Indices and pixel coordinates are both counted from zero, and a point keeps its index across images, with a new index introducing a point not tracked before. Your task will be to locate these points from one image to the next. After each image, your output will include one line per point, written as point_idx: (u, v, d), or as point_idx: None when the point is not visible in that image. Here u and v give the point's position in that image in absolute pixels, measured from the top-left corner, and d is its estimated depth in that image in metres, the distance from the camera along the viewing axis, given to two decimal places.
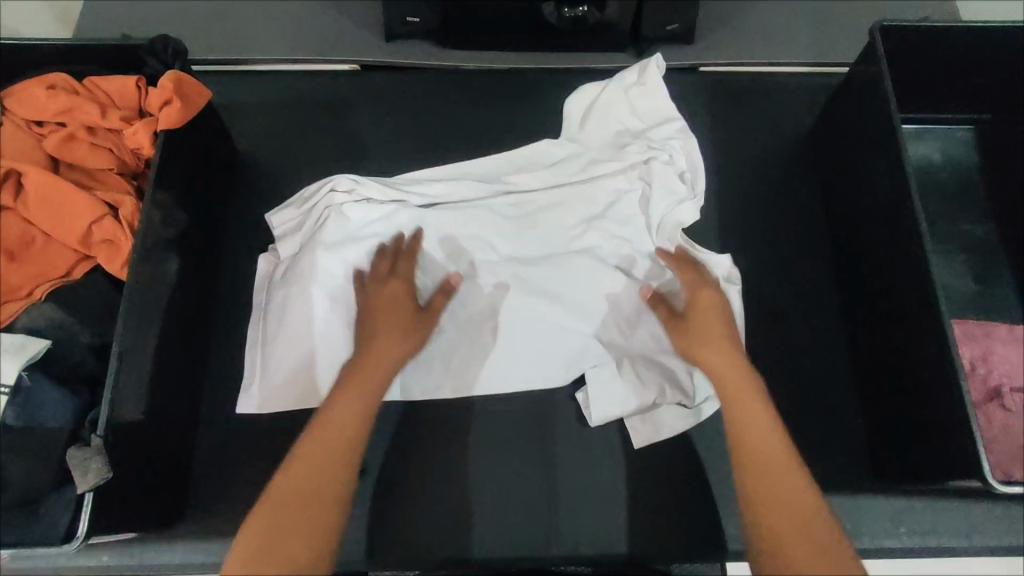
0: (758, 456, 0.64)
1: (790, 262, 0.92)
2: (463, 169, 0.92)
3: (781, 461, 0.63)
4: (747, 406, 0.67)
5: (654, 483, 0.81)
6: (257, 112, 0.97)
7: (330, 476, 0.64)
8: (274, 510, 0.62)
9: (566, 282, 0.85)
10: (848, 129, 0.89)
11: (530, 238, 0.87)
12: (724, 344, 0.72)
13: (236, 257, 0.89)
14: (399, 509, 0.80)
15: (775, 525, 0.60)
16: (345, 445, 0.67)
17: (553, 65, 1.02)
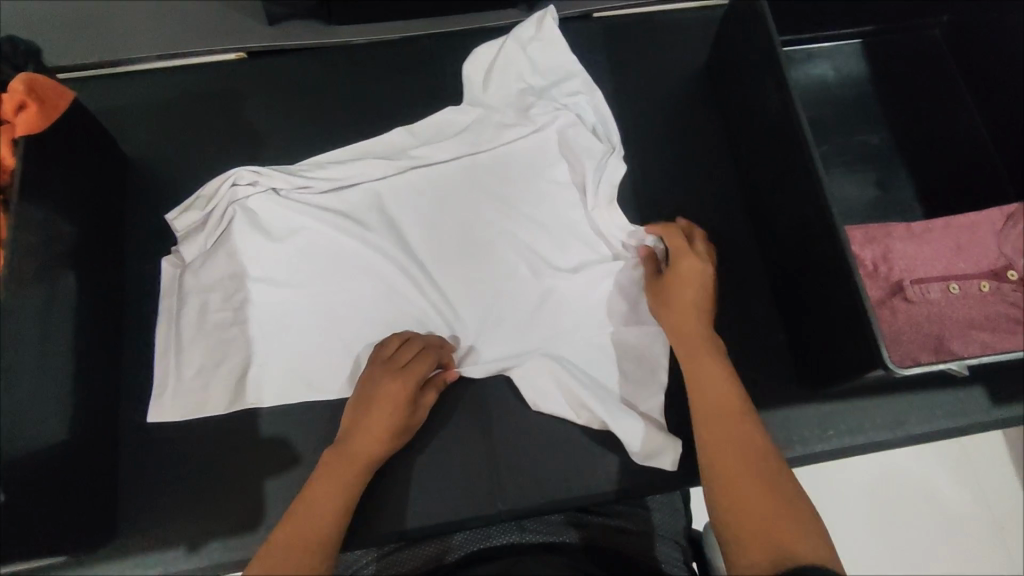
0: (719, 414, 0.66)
1: (702, 193, 0.94)
2: (365, 149, 0.87)
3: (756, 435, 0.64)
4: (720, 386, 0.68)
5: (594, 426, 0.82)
6: (143, 113, 0.93)
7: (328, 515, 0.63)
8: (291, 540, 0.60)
9: (477, 259, 0.85)
10: (737, 54, 0.90)
11: (442, 215, 0.86)
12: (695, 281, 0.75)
13: (137, 263, 0.85)
14: None
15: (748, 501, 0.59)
16: (344, 499, 0.66)
17: (446, 29, 1.00)
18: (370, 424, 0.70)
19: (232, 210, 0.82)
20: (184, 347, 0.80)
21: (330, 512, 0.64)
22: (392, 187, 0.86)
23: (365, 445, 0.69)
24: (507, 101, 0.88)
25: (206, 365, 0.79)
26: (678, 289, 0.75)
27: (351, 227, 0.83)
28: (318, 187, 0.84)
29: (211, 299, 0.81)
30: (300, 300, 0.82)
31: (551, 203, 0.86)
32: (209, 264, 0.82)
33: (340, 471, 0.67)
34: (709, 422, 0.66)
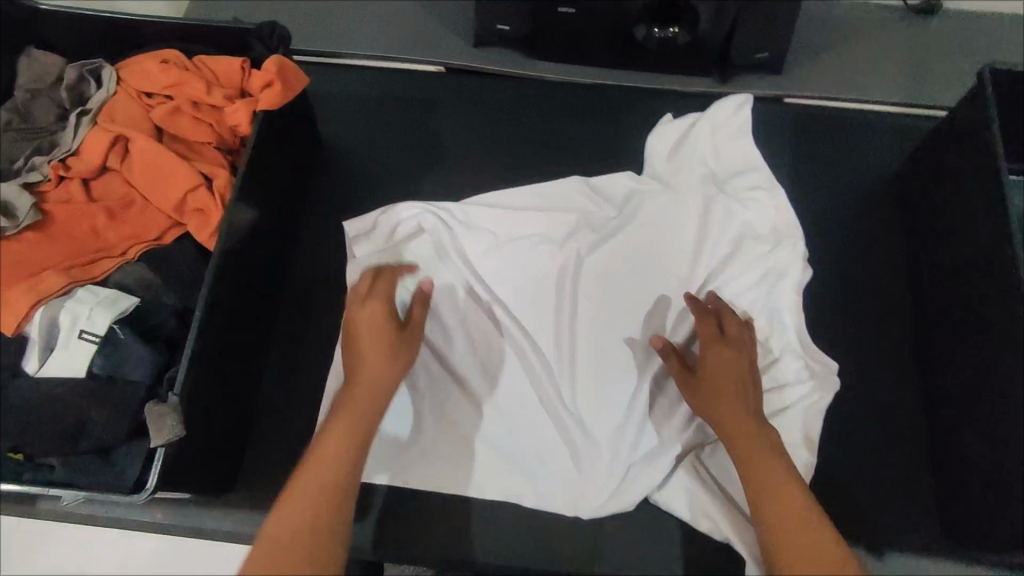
0: (751, 448, 0.67)
1: (865, 307, 0.90)
2: (538, 193, 0.91)
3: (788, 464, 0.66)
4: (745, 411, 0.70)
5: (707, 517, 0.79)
6: (345, 104, 1.01)
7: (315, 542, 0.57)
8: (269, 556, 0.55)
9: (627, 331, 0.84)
10: (949, 172, 0.85)
11: (598, 280, 0.87)
12: (718, 348, 0.74)
13: (311, 240, 0.92)
14: (444, 508, 0.80)
15: (796, 555, 0.59)
16: (332, 521, 0.58)
17: (637, 84, 1.02)
18: (347, 400, 0.66)
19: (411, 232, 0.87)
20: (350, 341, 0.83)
21: (344, 473, 0.61)
22: (562, 237, 0.89)
23: (369, 400, 0.66)
24: (686, 176, 0.93)
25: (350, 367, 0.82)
26: (712, 381, 0.73)
27: (519, 264, 0.87)
28: (494, 220, 0.89)
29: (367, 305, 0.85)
30: (459, 323, 0.84)
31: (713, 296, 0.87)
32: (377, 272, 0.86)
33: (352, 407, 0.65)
34: (745, 454, 0.67)
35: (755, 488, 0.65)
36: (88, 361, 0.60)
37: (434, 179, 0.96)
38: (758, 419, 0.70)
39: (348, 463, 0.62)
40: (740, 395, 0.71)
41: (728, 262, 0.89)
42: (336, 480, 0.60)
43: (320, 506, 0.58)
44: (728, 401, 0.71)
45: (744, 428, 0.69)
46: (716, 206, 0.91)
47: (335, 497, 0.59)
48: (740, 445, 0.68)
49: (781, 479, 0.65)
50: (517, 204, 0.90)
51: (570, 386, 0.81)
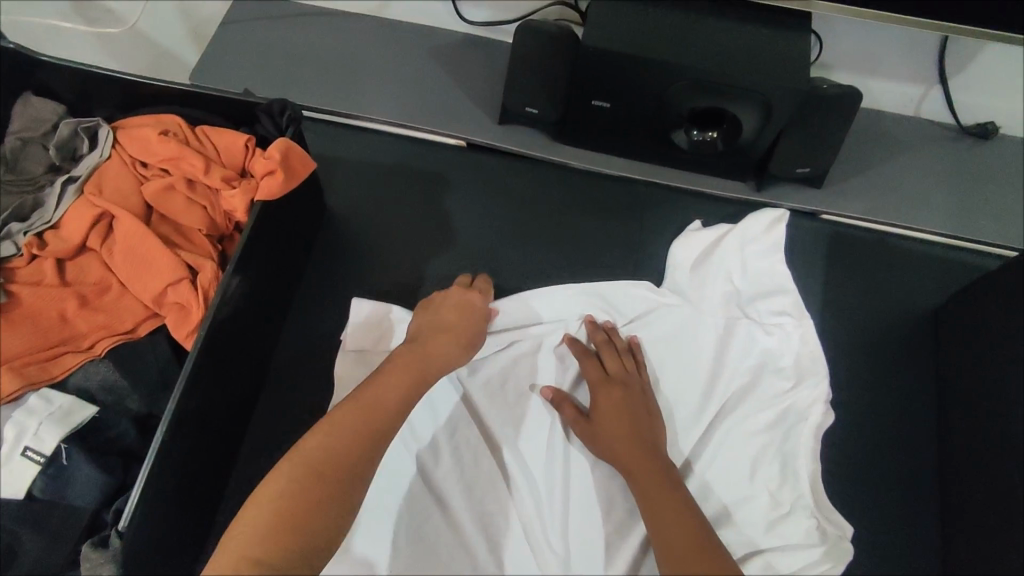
0: (679, 551, 0.63)
1: (883, 459, 0.85)
2: (547, 297, 0.85)
3: (722, 560, 0.63)
4: (673, 504, 0.67)
5: None
6: (355, 171, 0.95)
7: (295, 510, 0.56)
8: (262, 519, 0.55)
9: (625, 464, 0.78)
10: (1005, 334, 0.78)
11: None
12: (625, 414, 0.75)
13: (302, 318, 0.86)
14: None
15: None
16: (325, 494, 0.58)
17: (667, 182, 0.96)
18: (388, 382, 0.67)
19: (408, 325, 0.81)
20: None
21: (360, 455, 0.61)
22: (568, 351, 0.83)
23: (386, 399, 0.66)
24: (708, 294, 0.86)
25: None
26: (603, 417, 0.76)
27: (521, 379, 0.82)
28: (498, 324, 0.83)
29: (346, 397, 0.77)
30: (452, 437, 0.79)
31: (724, 433, 0.80)
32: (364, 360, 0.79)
33: (360, 410, 0.63)
34: (676, 561, 0.62)
35: (657, 530, 0.66)
36: (30, 484, 0.55)
37: (440, 264, 0.90)
38: (650, 448, 0.73)
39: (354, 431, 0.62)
40: (620, 427, 0.75)
41: (745, 395, 0.82)
42: (338, 458, 0.60)
43: (318, 483, 0.58)
44: (612, 440, 0.74)
45: (671, 513, 0.67)
46: (739, 335, 0.85)
47: (324, 469, 0.59)
48: (672, 540, 0.64)
49: (681, 534, 0.65)
50: (525, 309, 0.84)
51: (564, 526, 0.75)
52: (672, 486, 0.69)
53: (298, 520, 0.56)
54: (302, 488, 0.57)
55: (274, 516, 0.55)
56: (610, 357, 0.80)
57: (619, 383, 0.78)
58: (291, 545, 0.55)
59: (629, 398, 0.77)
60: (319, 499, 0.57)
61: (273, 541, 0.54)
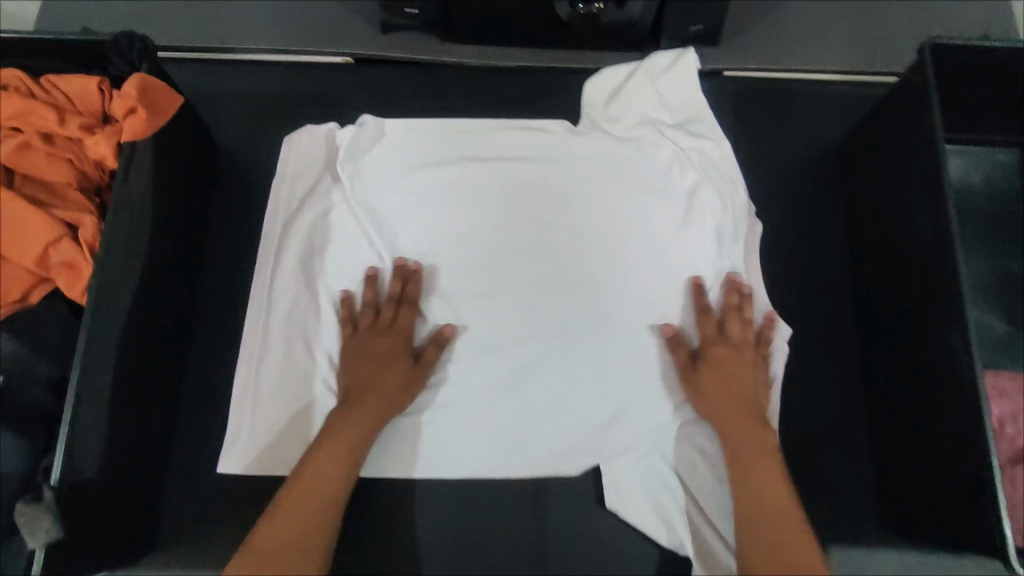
0: (751, 505, 0.70)
1: (806, 293, 0.88)
2: (447, 180, 0.86)
3: (801, 523, 0.68)
4: (757, 446, 0.73)
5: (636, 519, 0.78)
6: (242, 106, 0.91)
7: (290, 559, 0.66)
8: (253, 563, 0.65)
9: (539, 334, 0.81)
10: (891, 155, 0.82)
11: (510, 274, 0.83)
12: (728, 367, 0.76)
13: (219, 266, 0.85)
14: (375, 529, 0.79)
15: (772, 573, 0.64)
16: (321, 524, 0.69)
17: (564, 65, 0.94)
18: (325, 458, 0.71)
19: (318, 237, 0.84)
20: (269, 319, 0.81)
21: (344, 474, 0.72)
22: (464, 223, 0.85)
23: (341, 455, 0.72)
24: (627, 126, 0.90)
25: (240, 382, 0.79)
26: (712, 374, 0.76)
27: (407, 239, 0.84)
28: (375, 192, 0.84)
29: (257, 316, 0.81)
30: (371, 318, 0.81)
31: (625, 281, 0.83)
32: (270, 281, 0.82)
33: (338, 443, 0.72)
34: (748, 517, 0.69)
35: (739, 483, 0.71)
36: None
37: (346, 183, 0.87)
38: (743, 401, 0.74)
39: (329, 489, 0.70)
40: (721, 394, 0.75)
41: (651, 244, 0.85)
42: (316, 476, 0.70)
43: (298, 529, 0.68)
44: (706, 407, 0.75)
45: (742, 449, 0.73)
46: (655, 150, 0.89)
47: (308, 509, 0.69)
48: (750, 481, 0.71)
49: (763, 488, 0.70)
50: (396, 174, 0.85)
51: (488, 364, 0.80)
52: (750, 416, 0.74)
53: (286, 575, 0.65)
54: (286, 533, 0.67)
55: (274, 557, 0.65)
56: (737, 311, 0.79)
57: (738, 335, 0.78)
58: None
59: (750, 344, 0.78)
60: (308, 510, 0.69)
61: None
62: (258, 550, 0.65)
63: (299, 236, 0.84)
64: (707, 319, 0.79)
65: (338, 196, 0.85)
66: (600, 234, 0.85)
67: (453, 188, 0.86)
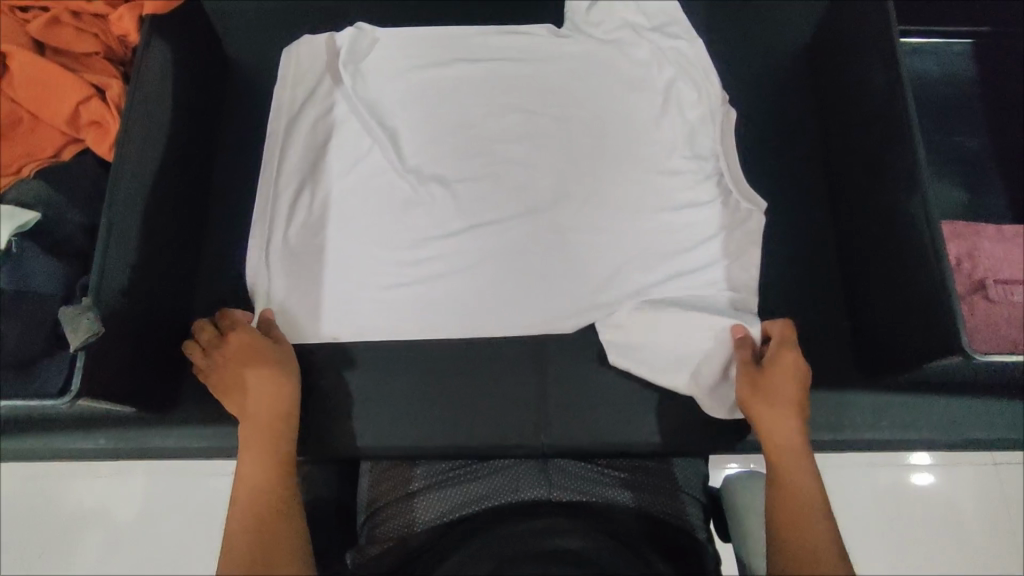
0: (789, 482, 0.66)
1: (783, 173, 0.93)
2: (440, 77, 0.91)
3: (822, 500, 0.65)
4: (786, 424, 0.70)
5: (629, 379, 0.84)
6: (245, 19, 0.96)
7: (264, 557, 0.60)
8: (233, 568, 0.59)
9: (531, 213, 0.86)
10: (851, 38, 0.88)
11: (502, 161, 0.88)
12: (793, 376, 0.72)
13: (227, 161, 0.89)
14: (383, 401, 0.84)
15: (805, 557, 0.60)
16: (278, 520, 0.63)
17: None
18: (256, 454, 0.67)
19: (318, 132, 0.88)
20: (276, 207, 0.86)
21: (277, 463, 0.67)
22: (458, 117, 0.89)
23: (265, 453, 0.67)
24: (608, 29, 0.93)
25: (252, 264, 0.84)
26: (772, 373, 0.73)
27: (405, 136, 0.88)
28: (380, 95, 0.89)
29: (266, 205, 0.86)
30: (372, 203, 0.85)
31: (611, 164, 0.88)
32: (275, 174, 0.87)
33: (262, 444, 0.68)
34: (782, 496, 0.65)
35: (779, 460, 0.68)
36: None
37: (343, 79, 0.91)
38: (798, 387, 0.72)
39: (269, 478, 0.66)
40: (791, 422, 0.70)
41: (636, 129, 0.89)
42: (258, 475, 0.66)
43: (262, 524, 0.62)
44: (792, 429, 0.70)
45: (782, 424, 0.70)
46: (635, 50, 0.92)
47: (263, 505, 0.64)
48: (785, 454, 0.68)
49: (799, 458, 0.68)
50: (396, 76, 0.90)
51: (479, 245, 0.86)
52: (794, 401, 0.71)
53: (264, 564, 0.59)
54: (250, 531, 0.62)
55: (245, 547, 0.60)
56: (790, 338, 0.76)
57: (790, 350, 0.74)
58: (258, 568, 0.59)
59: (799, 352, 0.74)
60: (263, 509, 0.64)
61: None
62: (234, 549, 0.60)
63: (302, 134, 0.88)
64: (780, 335, 0.76)
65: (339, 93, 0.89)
66: (587, 123, 0.90)
67: (446, 85, 0.91)
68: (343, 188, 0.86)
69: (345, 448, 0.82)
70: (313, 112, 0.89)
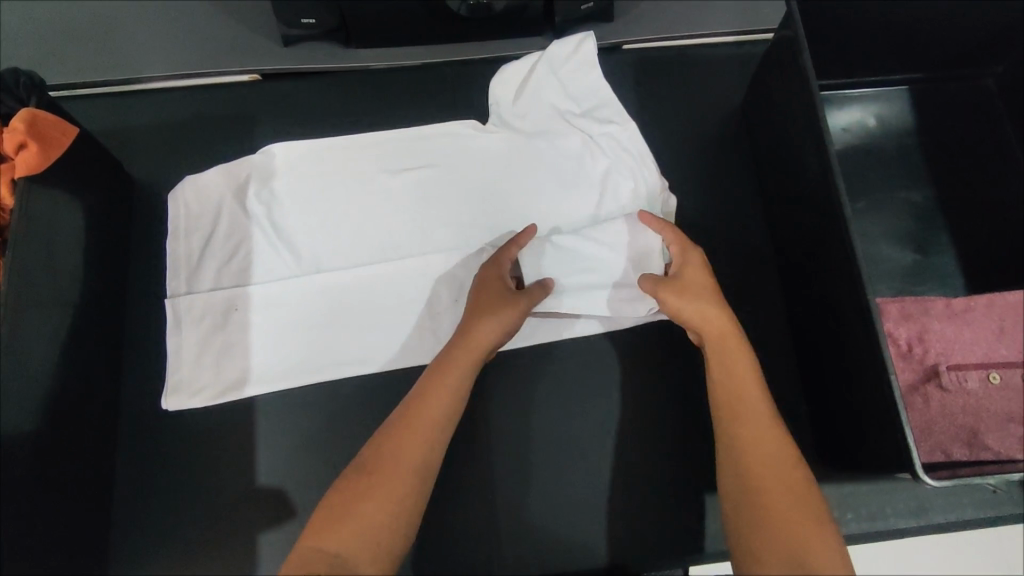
0: (754, 458, 0.60)
1: (728, 243, 0.89)
2: (356, 188, 0.87)
3: (795, 472, 0.59)
4: (735, 388, 0.66)
5: (582, 492, 0.80)
6: (150, 135, 0.91)
7: (402, 506, 0.59)
8: (383, 521, 0.58)
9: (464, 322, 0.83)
10: (777, 99, 0.84)
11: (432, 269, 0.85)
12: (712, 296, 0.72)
13: (140, 297, 0.84)
14: None
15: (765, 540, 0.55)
16: (436, 446, 0.64)
17: (471, 56, 0.96)
18: (436, 388, 0.66)
19: (234, 261, 0.84)
20: (185, 348, 0.80)
21: (444, 407, 0.66)
22: (378, 227, 0.86)
23: (438, 404, 0.66)
24: (533, 121, 0.89)
25: (175, 408, 0.79)
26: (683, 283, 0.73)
27: (326, 257, 0.85)
28: (294, 218, 0.85)
29: (181, 342, 0.81)
30: (298, 330, 0.82)
31: None
32: (179, 312, 0.82)
33: (449, 376, 0.68)
34: (736, 468, 0.61)
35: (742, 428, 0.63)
36: None
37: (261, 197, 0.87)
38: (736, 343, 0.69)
39: (448, 407, 0.66)
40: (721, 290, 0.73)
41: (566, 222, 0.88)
42: (429, 418, 0.64)
43: (412, 473, 0.61)
44: (720, 305, 0.71)
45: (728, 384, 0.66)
46: (564, 140, 0.89)
47: (421, 438, 0.63)
48: (742, 427, 0.63)
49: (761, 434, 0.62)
50: (307, 194, 0.86)
51: (415, 366, 0.83)
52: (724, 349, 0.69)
53: (394, 520, 0.58)
54: (399, 474, 0.60)
55: (370, 508, 0.58)
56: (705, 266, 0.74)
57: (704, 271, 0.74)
58: (386, 532, 0.58)
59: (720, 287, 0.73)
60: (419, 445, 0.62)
61: (365, 542, 0.56)
62: (392, 498, 0.59)
63: (214, 266, 0.84)
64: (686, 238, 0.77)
65: (249, 218, 0.85)
66: (516, 221, 0.87)
67: (364, 195, 0.87)
68: (264, 319, 0.82)
69: None
70: (225, 237, 0.84)
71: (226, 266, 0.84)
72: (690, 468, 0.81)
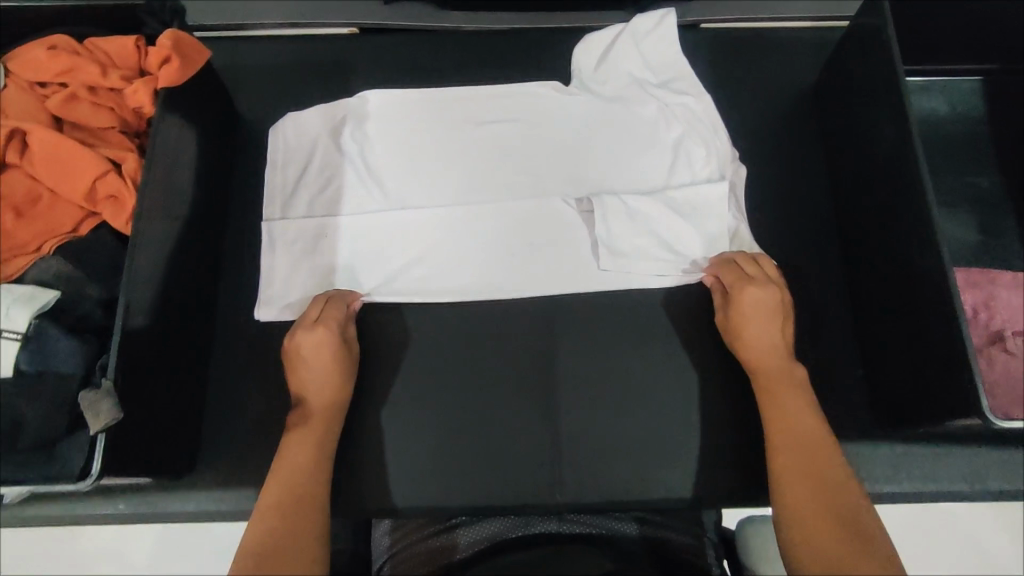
0: (794, 479, 0.65)
1: (793, 213, 0.93)
2: (441, 136, 0.93)
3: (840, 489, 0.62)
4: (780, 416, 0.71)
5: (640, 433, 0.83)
6: (257, 76, 0.98)
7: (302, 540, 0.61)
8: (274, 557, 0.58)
9: (535, 264, 0.88)
10: (854, 77, 0.88)
11: (506, 215, 0.89)
12: (762, 327, 0.77)
13: (240, 220, 0.92)
14: (392, 457, 0.83)
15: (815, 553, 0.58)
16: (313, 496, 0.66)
17: (557, 25, 1.02)
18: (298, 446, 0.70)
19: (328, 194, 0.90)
20: (280, 266, 0.87)
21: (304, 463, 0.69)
22: (460, 173, 0.91)
23: (300, 458, 0.69)
24: (613, 86, 0.95)
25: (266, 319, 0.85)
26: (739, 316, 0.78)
27: (410, 196, 0.90)
28: (384, 158, 0.91)
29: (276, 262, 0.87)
30: (381, 259, 0.87)
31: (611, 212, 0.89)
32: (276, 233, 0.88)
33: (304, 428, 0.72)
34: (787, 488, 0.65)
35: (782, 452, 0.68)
36: (12, 360, 0.61)
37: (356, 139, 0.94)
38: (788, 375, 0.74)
39: (313, 465, 0.69)
40: (775, 326, 0.77)
41: (637, 181, 0.91)
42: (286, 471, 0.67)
43: (287, 515, 0.63)
44: (769, 337, 0.76)
45: (775, 414, 0.72)
46: (641, 107, 0.94)
47: (299, 490, 0.66)
48: (786, 450, 0.68)
49: (800, 456, 0.66)
50: (399, 138, 0.92)
51: (488, 302, 0.88)
52: (776, 380, 0.74)
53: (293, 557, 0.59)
54: (282, 513, 0.63)
55: (277, 542, 0.59)
56: (751, 290, 0.78)
57: (752, 298, 0.77)
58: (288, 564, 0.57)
59: (773, 318, 0.77)
60: (300, 498, 0.65)
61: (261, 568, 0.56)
62: (293, 534, 0.61)
63: (308, 196, 0.90)
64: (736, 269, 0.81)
65: (344, 158, 0.91)
66: (589, 177, 0.92)
67: (449, 144, 0.93)
68: (351, 245, 0.87)
69: (357, 509, 0.81)
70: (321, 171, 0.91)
71: (320, 196, 0.90)
72: (745, 419, 0.84)
